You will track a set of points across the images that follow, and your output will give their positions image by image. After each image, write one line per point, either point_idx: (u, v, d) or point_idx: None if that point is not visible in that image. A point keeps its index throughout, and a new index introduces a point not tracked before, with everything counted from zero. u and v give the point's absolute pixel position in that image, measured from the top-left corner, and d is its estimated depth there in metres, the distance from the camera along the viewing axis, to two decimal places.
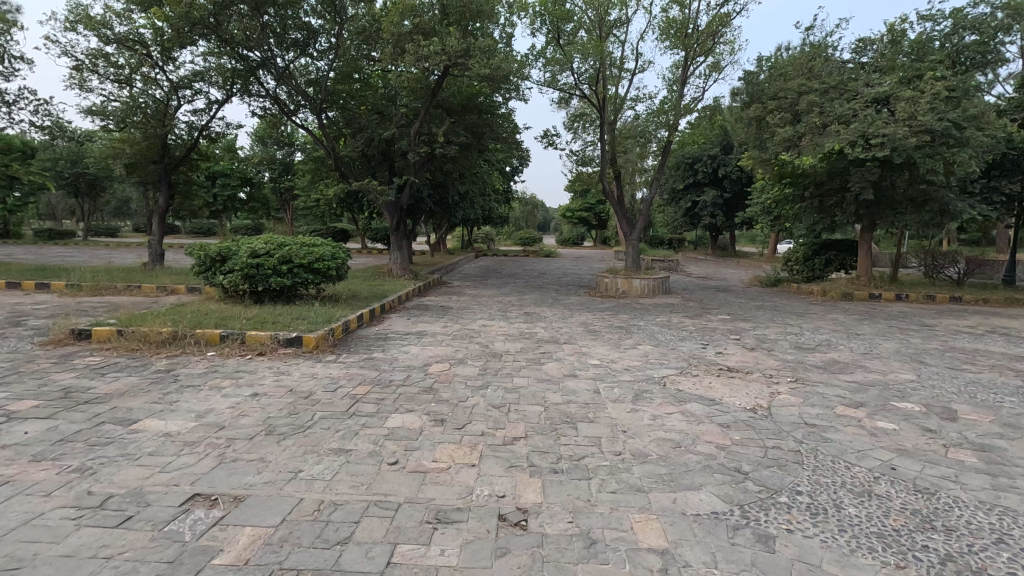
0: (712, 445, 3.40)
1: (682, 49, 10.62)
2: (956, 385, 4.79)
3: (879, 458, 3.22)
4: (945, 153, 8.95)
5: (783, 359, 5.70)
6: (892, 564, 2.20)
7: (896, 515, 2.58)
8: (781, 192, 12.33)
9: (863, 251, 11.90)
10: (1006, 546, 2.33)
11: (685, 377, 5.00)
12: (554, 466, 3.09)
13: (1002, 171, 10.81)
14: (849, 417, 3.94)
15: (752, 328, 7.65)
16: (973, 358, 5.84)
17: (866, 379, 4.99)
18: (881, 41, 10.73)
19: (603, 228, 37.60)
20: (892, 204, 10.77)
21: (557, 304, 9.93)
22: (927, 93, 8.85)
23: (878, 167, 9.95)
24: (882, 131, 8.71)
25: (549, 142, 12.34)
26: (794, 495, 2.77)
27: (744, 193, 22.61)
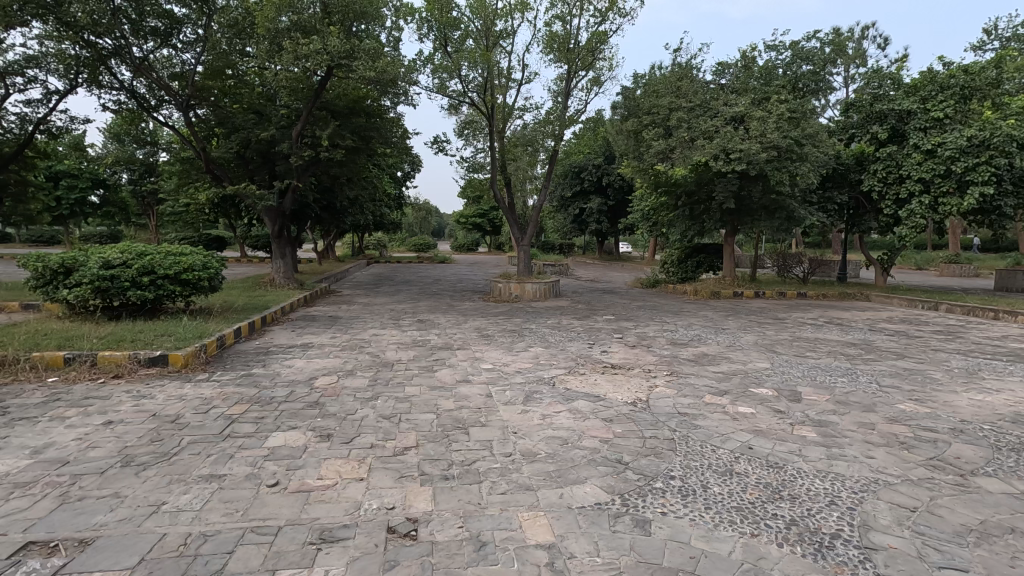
0: (596, 439, 3.60)
1: (565, 62, 11.12)
2: (800, 370, 5.47)
3: (739, 439, 3.58)
4: (790, 167, 10.18)
5: (660, 355, 6.16)
6: (747, 534, 2.46)
7: (752, 489, 2.89)
8: (658, 200, 13.27)
9: (728, 254, 13.16)
10: (836, 507, 2.69)
11: (573, 376, 5.22)
12: (445, 473, 3.08)
13: (834, 183, 12.52)
14: (715, 404, 4.34)
15: (633, 326, 8.18)
16: (815, 346, 6.69)
17: (730, 369, 5.53)
18: (736, 66, 11.96)
19: (497, 233, 38.26)
20: (750, 212, 12.05)
21: (451, 310, 9.92)
22: (773, 114, 10.04)
23: (737, 179, 11.07)
24: (739, 146, 9.72)
25: (440, 148, 12.31)
26: (668, 479, 3.00)
27: (626, 201, 24.12)
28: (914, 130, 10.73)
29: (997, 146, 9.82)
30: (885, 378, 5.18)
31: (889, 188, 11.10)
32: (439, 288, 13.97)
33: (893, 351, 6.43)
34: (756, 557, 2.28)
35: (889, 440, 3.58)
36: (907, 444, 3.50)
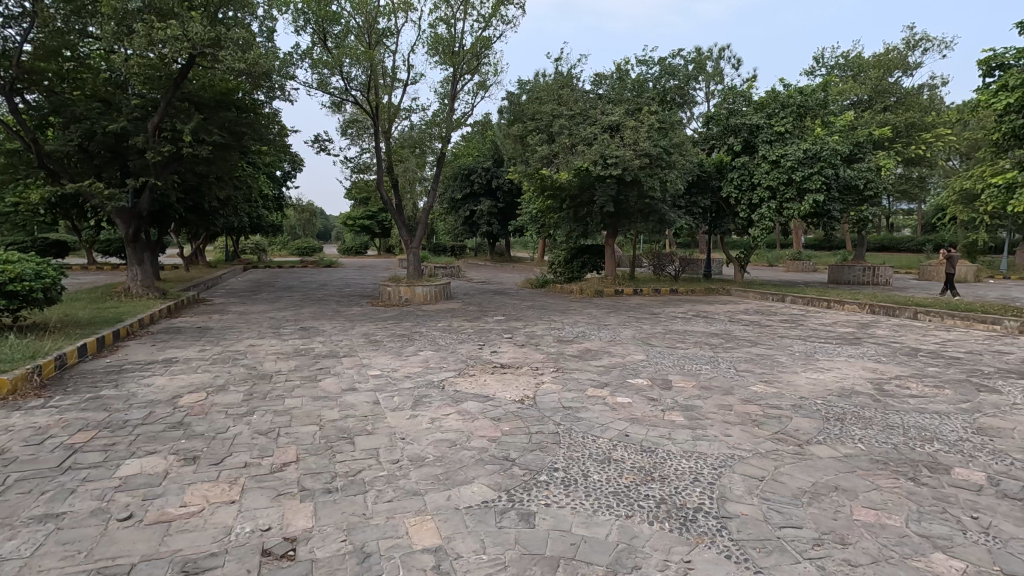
0: (484, 439, 3.64)
1: (451, 65, 11.14)
2: (672, 361, 5.95)
3: (616, 428, 3.82)
4: (660, 174, 11.04)
5: (547, 353, 6.38)
6: (622, 516, 2.63)
7: (628, 473, 3.10)
8: (544, 203, 13.74)
9: (609, 254, 13.95)
10: (699, 483, 2.97)
11: (463, 378, 5.24)
12: (327, 486, 2.95)
13: (698, 188, 13.77)
14: (596, 396, 4.59)
15: (522, 326, 8.41)
16: (684, 338, 7.32)
17: (610, 362, 5.87)
18: (612, 77, 12.68)
19: (387, 236, 37.27)
20: (627, 215, 12.88)
21: (338, 316, 9.51)
22: (644, 124, 10.83)
23: (615, 184, 11.79)
24: (615, 153, 10.37)
25: (321, 147, 11.75)
26: (552, 472, 3.12)
27: (515, 203, 24.68)
28: (762, 143, 12.15)
29: (825, 159, 11.44)
30: (741, 363, 5.80)
31: (743, 194, 12.45)
32: (324, 293, 13.32)
33: (748, 339, 7.22)
34: (629, 537, 2.45)
35: (743, 418, 4.01)
36: (757, 422, 3.95)
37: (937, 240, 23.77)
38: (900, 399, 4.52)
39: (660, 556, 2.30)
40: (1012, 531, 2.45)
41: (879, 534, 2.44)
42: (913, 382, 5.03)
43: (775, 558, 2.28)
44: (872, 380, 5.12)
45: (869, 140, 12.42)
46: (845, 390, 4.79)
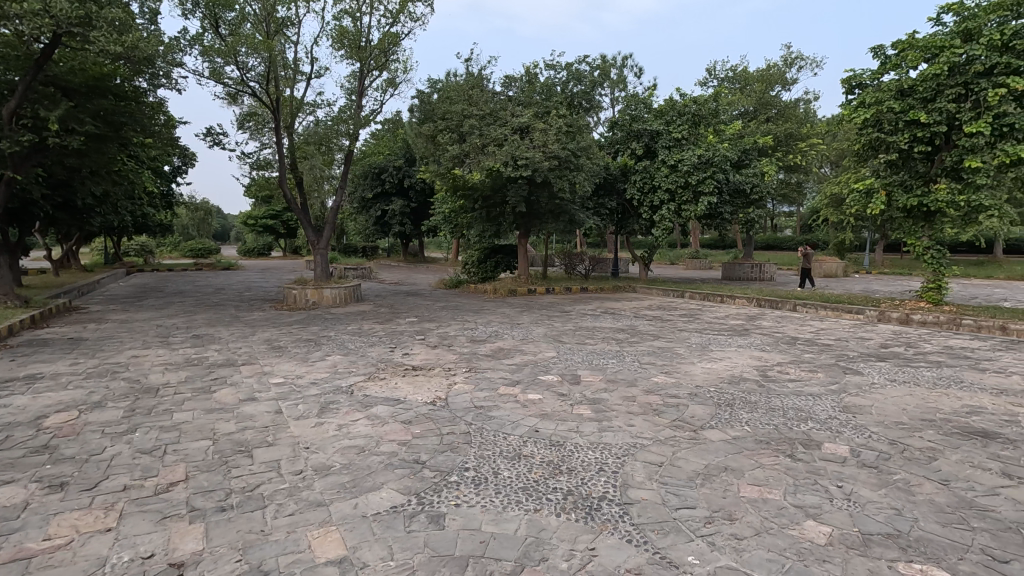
0: (394, 443, 3.57)
1: (358, 60, 10.80)
2: (580, 356, 6.15)
3: (527, 424, 3.89)
4: (569, 176, 11.39)
5: (460, 353, 6.36)
6: (531, 510, 2.68)
7: (537, 469, 3.16)
8: (456, 203, 13.68)
9: (522, 254, 14.17)
10: (603, 472, 3.10)
11: (372, 382, 5.10)
12: (221, 504, 2.75)
13: (605, 190, 14.34)
14: (508, 395, 4.64)
15: (435, 327, 8.33)
16: (593, 334, 7.60)
17: (522, 360, 5.97)
18: (522, 79, 12.87)
19: (292, 236, 35.37)
20: (538, 215, 13.13)
21: (236, 322, 8.90)
22: (552, 127, 11.11)
23: (526, 185, 11.98)
24: (525, 155, 10.56)
25: (215, 141, 10.94)
26: (462, 472, 3.12)
27: (428, 203, 24.41)
28: (661, 148, 12.89)
29: (717, 165, 12.37)
30: (644, 356, 6.12)
31: (645, 196, 13.12)
32: (222, 298, 12.43)
33: (650, 334, 7.63)
34: (537, 530, 2.51)
35: (645, 408, 4.23)
36: (658, 411, 4.18)
37: (813, 240, 26.43)
38: (780, 383, 4.98)
39: (566, 546, 2.37)
40: (869, 495, 2.78)
41: (761, 508, 2.67)
42: (791, 368, 5.57)
43: (672, 539, 2.43)
44: (757, 367, 5.60)
45: (754, 147, 13.57)
46: (734, 377, 5.20)
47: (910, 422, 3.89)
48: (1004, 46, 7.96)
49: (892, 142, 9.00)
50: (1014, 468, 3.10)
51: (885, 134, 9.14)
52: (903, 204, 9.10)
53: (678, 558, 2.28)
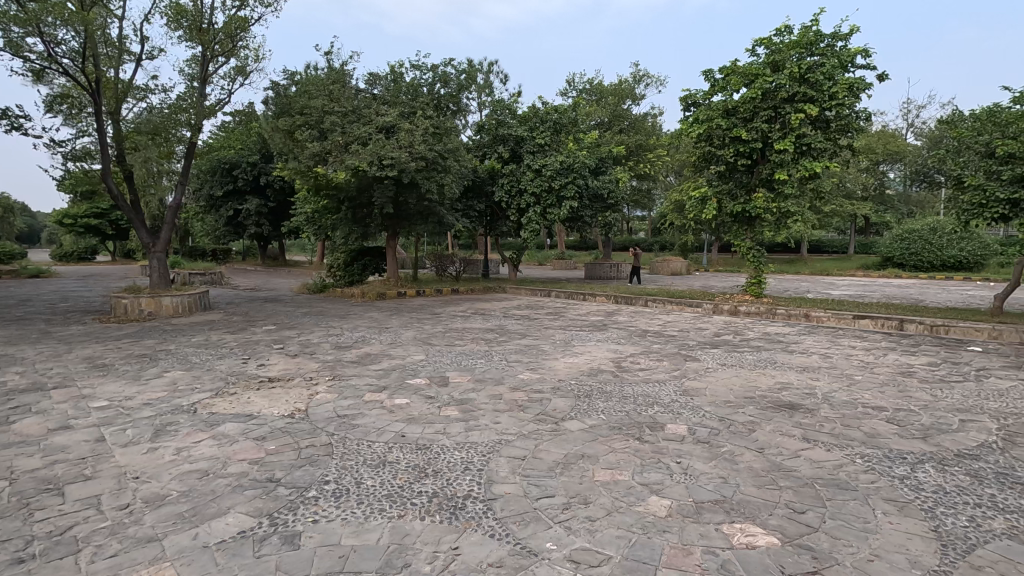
0: (245, 462, 3.28)
1: (199, 44, 9.78)
2: (449, 358, 6.16)
3: (392, 430, 3.80)
4: (437, 177, 11.32)
5: (322, 361, 6.04)
6: (395, 516, 2.63)
7: (402, 474, 3.11)
8: (318, 203, 12.94)
9: (391, 256, 13.85)
10: (469, 472, 3.13)
11: (221, 398, 4.64)
12: (19, 556, 2.32)
13: (474, 193, 14.54)
14: (374, 401, 4.50)
15: (296, 334, 7.82)
16: (463, 335, 7.67)
17: (389, 365, 5.82)
18: (386, 78, 12.55)
19: (123, 237, 30.90)
20: (407, 216, 12.92)
21: (47, 338, 7.57)
22: (419, 128, 10.98)
23: (393, 186, 11.66)
24: (391, 154, 10.30)
25: (13, 124, 9.21)
26: (322, 486, 2.96)
27: (288, 203, 22.88)
28: (526, 153, 13.39)
29: (577, 171, 13.16)
30: (511, 355, 6.31)
31: (513, 199, 13.51)
32: (27, 311, 10.49)
33: (518, 332, 7.89)
34: (401, 536, 2.46)
35: (511, 405, 4.36)
36: (523, 406, 4.32)
37: (662, 242, 29.19)
38: (633, 372, 5.42)
39: (429, 549, 2.35)
40: (702, 467, 3.14)
41: (612, 489, 2.88)
42: (642, 358, 6.10)
43: (532, 528, 2.52)
44: (613, 359, 6.03)
45: (609, 156, 14.62)
46: (593, 369, 5.56)
47: (735, 400, 4.46)
48: (801, 77, 9.40)
49: (721, 156, 10.23)
50: (812, 432, 3.69)
51: (716, 148, 10.36)
52: (730, 210, 10.41)
53: (537, 545, 2.38)
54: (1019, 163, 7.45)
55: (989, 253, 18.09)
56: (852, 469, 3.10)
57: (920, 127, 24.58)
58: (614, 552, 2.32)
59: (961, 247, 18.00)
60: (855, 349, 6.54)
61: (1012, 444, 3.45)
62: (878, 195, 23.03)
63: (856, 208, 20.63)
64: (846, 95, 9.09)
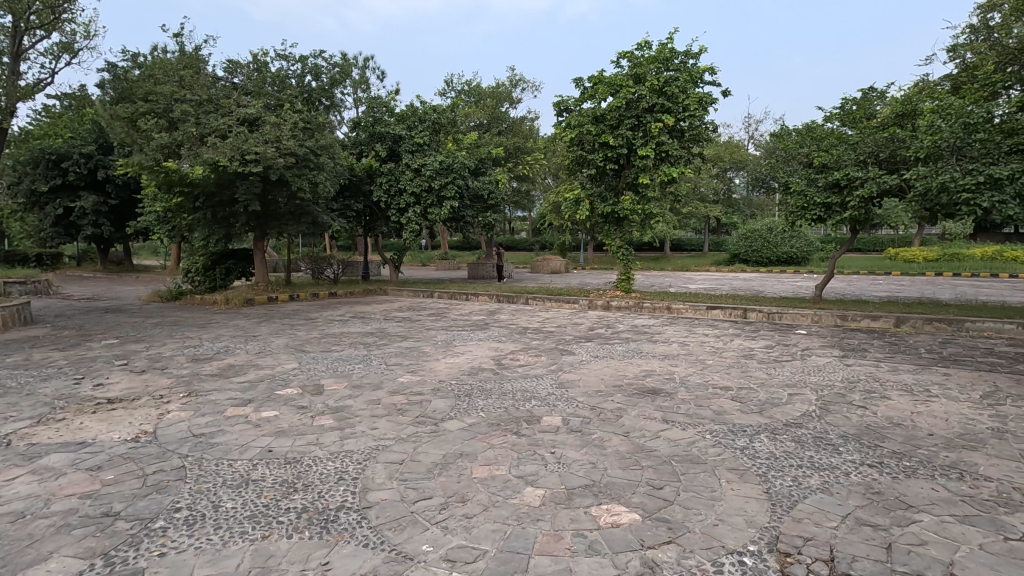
0: (74, 497, 2.85)
1: (10, 14, 8.33)
2: (324, 364, 5.86)
3: (258, 445, 3.53)
4: (308, 175, 10.70)
5: (176, 376, 5.43)
6: (258, 538, 2.44)
7: (267, 491, 2.89)
8: (171, 201, 11.64)
9: (259, 259, 12.87)
10: (342, 482, 2.99)
11: (44, 426, 3.99)
12: None
13: (350, 192, 14.02)
14: (237, 416, 4.14)
15: (144, 348, 6.97)
16: (339, 340, 7.35)
17: (256, 376, 5.39)
18: (248, 67, 11.59)
19: None
20: (276, 216, 12.06)
21: None
22: (287, 121, 10.26)
23: (259, 183, 10.79)
24: (254, 149, 9.52)
25: None
26: (171, 514, 2.66)
27: (134, 201, 20.34)
28: (405, 152, 13.14)
29: (456, 171, 13.18)
30: (390, 358, 6.16)
31: (392, 199, 13.21)
32: None
33: (399, 335, 7.73)
34: (264, 559, 2.29)
35: (389, 409, 4.25)
36: (401, 410, 4.24)
37: (541, 242, 30.27)
38: (512, 369, 5.55)
39: (297, 568, 2.22)
40: (574, 455, 3.30)
41: (489, 485, 2.92)
42: (521, 354, 6.28)
43: (408, 532, 2.48)
44: (494, 357, 6.14)
45: (489, 157, 14.82)
46: (474, 368, 5.61)
47: (605, 389, 4.75)
48: (660, 90, 10.23)
49: (592, 160, 10.82)
50: (670, 414, 4.04)
51: (588, 153, 10.96)
52: (602, 211, 11.09)
53: (413, 549, 2.34)
54: (830, 172, 8.76)
55: (812, 250, 21.13)
56: (703, 445, 3.44)
57: (759, 140, 28.00)
58: (489, 546, 2.35)
59: (791, 245, 20.82)
60: (707, 336, 7.28)
61: (826, 411, 4.06)
62: (727, 199, 25.86)
63: (709, 210, 22.97)
64: (696, 108, 10.09)
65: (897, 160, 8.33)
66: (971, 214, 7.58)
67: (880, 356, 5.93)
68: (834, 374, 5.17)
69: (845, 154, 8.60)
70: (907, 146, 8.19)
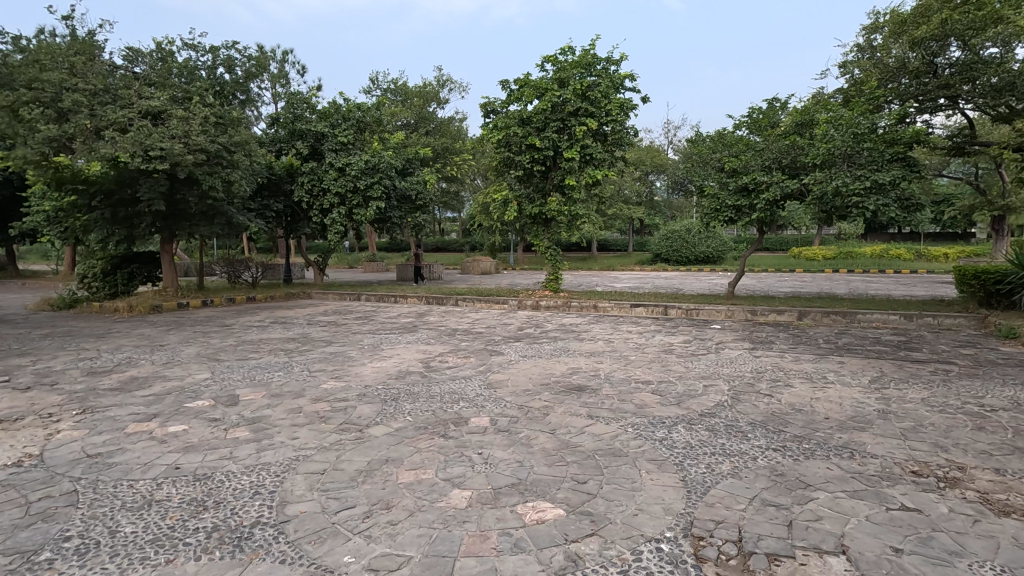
0: None
1: None
2: (241, 373, 5.54)
3: (163, 463, 3.28)
4: (221, 173, 10.07)
5: (68, 392, 4.94)
6: (162, 564, 2.26)
7: (173, 512, 2.70)
8: (62, 199, 10.60)
9: (167, 263, 12.00)
10: (258, 497, 2.84)
11: None
12: None
13: (269, 192, 13.38)
14: (139, 432, 3.82)
15: (31, 362, 6.28)
16: (258, 347, 6.98)
17: (163, 388, 5.01)
18: (152, 55, 10.76)
19: None
20: (186, 216, 11.29)
21: None
22: (196, 115, 9.62)
23: (166, 180, 10.05)
24: (159, 144, 8.83)
25: None
26: (60, 544, 2.42)
27: (18, 199, 18.33)
28: (327, 151, 12.69)
29: (383, 171, 12.90)
30: (313, 364, 5.93)
31: (314, 199, 12.72)
32: None
33: (323, 340, 7.46)
34: None
35: (311, 417, 4.09)
36: (324, 418, 4.08)
37: (472, 242, 30.28)
38: (440, 371, 5.50)
39: None
40: (501, 455, 3.31)
41: (415, 490, 2.87)
42: (450, 356, 6.24)
43: (328, 544, 2.40)
44: (422, 360, 6.06)
45: (416, 157, 14.61)
46: (401, 372, 5.51)
47: (533, 388, 4.82)
48: (583, 95, 10.51)
49: (519, 161, 10.92)
50: (595, 410, 4.16)
51: (515, 154, 11.06)
52: (529, 212, 11.24)
53: (334, 561, 2.26)
54: (740, 177, 9.34)
55: (726, 249, 22.47)
56: (625, 438, 3.56)
57: (677, 145, 29.39)
58: (414, 552, 2.32)
59: (707, 245, 22.06)
60: (631, 333, 7.56)
61: (737, 401, 4.33)
62: (649, 201, 26.99)
63: (633, 212, 23.88)
64: (618, 113, 10.46)
65: (798, 166, 9.01)
66: (861, 215, 8.42)
67: (784, 348, 6.40)
68: (745, 366, 5.53)
69: (753, 160, 9.21)
70: (805, 153, 8.88)
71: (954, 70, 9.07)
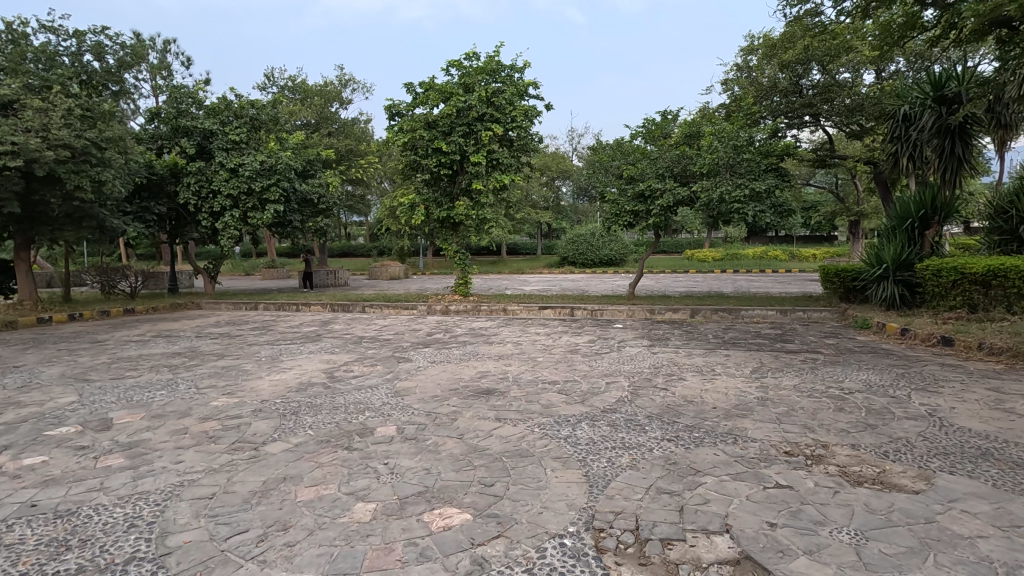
0: None
1: None
2: (115, 395, 4.98)
3: (15, 502, 2.87)
4: (89, 171, 9.02)
5: None
6: None
7: (27, 557, 2.37)
8: None
9: (22, 273, 10.57)
10: (134, 530, 2.58)
11: None
12: None
13: (148, 194, 12.21)
14: None
15: None
16: (136, 364, 6.32)
17: (17, 416, 4.38)
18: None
19: None
20: (47, 220, 10.01)
21: None
22: (58, 107, 8.55)
23: (20, 179, 8.82)
24: (10, 138, 7.75)
25: None
26: None
27: None
28: (217, 149, 11.81)
29: (281, 172, 12.22)
30: (203, 380, 5.47)
31: (202, 201, 11.78)
32: None
33: (214, 353, 6.91)
34: None
35: (198, 438, 3.77)
36: (213, 438, 3.78)
37: (379, 247, 29.50)
38: (345, 382, 5.30)
39: None
40: (408, 464, 3.25)
41: (316, 507, 2.74)
42: (356, 365, 6.02)
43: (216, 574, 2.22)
44: (325, 370, 5.81)
45: (318, 158, 13.99)
46: (302, 384, 5.23)
47: (441, 393, 4.78)
48: (489, 100, 10.61)
49: (425, 165, 10.79)
50: (503, 412, 4.20)
51: (421, 158, 10.91)
52: (437, 216, 11.16)
53: None
54: (637, 184, 9.87)
55: (627, 252, 23.67)
56: (531, 438, 3.63)
57: (581, 152, 30.46)
58: (313, 572, 2.21)
59: (611, 249, 23.14)
60: (539, 335, 7.72)
61: (637, 396, 4.56)
62: (556, 206, 27.77)
63: (540, 216, 24.46)
64: (522, 119, 10.68)
65: (687, 174, 9.66)
66: (742, 220, 9.23)
67: (678, 344, 6.85)
68: (643, 362, 5.84)
69: (648, 168, 9.75)
70: (693, 163, 9.56)
71: (815, 91, 10.22)
